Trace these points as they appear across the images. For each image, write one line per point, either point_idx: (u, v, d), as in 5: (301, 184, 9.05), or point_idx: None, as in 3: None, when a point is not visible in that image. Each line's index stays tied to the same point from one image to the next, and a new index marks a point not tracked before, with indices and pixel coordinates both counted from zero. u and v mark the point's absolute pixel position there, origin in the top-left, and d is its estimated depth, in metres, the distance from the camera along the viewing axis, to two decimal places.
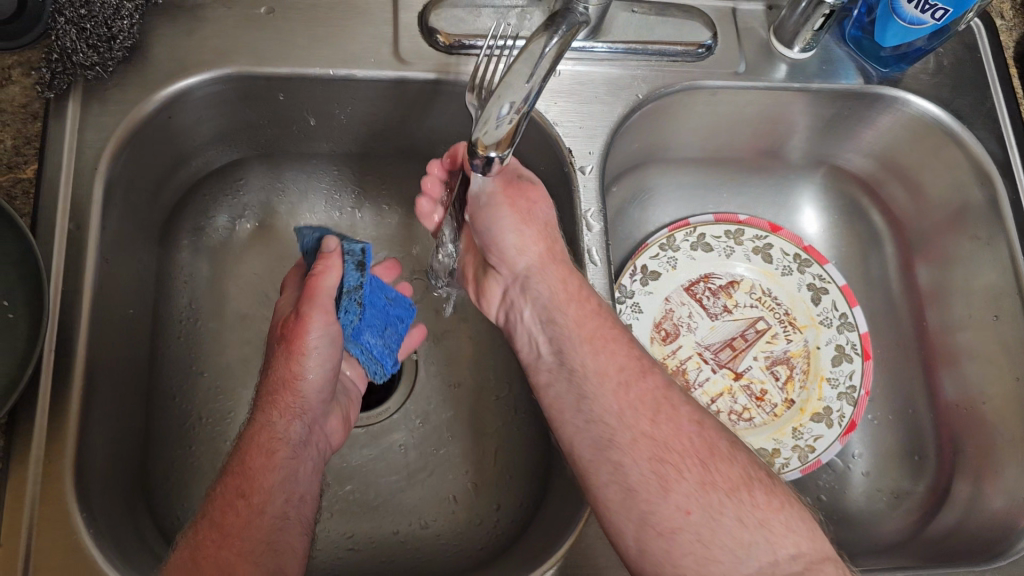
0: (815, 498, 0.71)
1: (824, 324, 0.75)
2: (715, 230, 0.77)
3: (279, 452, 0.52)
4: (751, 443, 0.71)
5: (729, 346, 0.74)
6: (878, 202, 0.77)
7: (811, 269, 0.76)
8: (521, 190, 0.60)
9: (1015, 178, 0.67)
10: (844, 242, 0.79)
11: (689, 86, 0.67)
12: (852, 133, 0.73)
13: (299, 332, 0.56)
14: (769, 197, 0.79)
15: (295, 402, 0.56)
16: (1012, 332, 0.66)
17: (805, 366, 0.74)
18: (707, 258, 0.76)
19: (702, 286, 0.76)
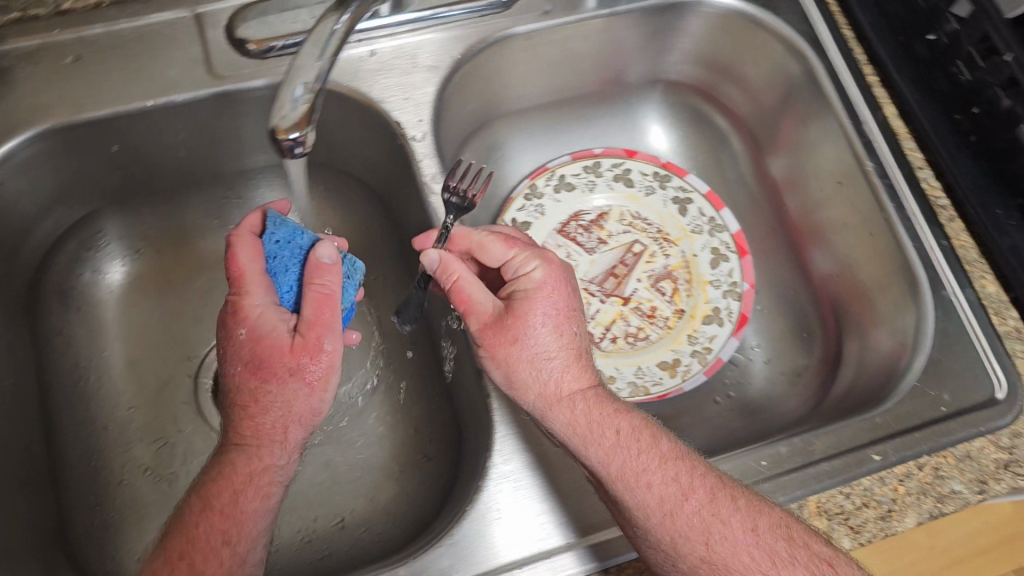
0: (724, 396, 0.73)
1: (696, 232, 0.78)
2: (573, 170, 0.79)
3: (273, 494, 0.51)
4: (651, 360, 0.73)
5: (612, 275, 0.77)
6: (716, 104, 0.79)
7: (672, 183, 0.79)
8: (506, 331, 0.55)
9: (826, 50, 0.70)
10: (696, 151, 0.82)
11: (502, 37, 0.68)
12: (673, 45, 0.75)
13: (316, 351, 0.52)
14: (617, 126, 0.82)
15: (300, 433, 0.54)
16: (856, 192, 0.68)
17: (687, 276, 0.77)
18: (571, 198, 0.79)
19: (574, 225, 0.78)
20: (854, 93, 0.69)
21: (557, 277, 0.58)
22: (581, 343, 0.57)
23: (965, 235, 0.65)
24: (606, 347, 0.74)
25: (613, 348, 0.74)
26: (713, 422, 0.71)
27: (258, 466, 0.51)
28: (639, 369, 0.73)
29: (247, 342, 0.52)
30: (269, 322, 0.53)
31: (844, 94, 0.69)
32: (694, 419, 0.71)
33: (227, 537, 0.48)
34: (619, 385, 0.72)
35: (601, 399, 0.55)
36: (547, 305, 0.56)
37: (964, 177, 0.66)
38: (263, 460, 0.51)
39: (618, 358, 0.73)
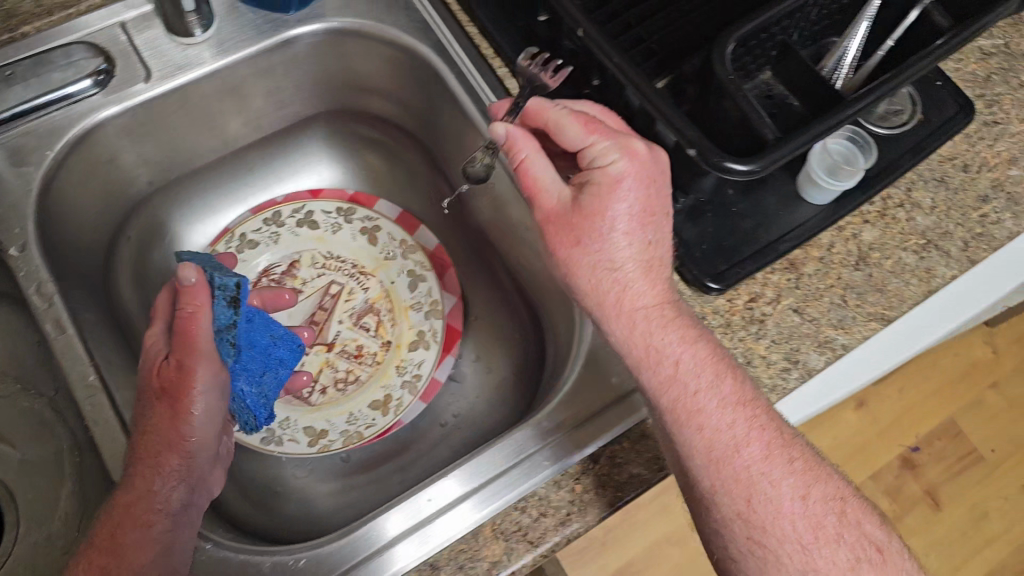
0: (450, 418, 0.72)
1: (390, 259, 0.76)
2: (252, 225, 0.75)
3: (155, 525, 0.51)
4: (363, 403, 0.71)
5: (313, 323, 0.74)
6: (372, 120, 0.77)
7: (357, 214, 0.77)
8: (572, 229, 0.54)
9: (446, 50, 0.68)
10: (370, 173, 0.79)
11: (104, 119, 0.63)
12: (310, 77, 0.72)
13: (188, 389, 0.54)
14: (285, 169, 0.78)
15: (179, 463, 0.54)
16: (510, 186, 0.68)
17: (388, 305, 0.74)
18: (256, 254, 0.75)
19: (265, 280, 0.74)
20: (481, 89, 0.67)
21: (637, 168, 0.52)
22: (666, 246, 0.55)
23: None
24: (316, 401, 0.71)
25: (324, 400, 0.71)
26: (439, 448, 0.71)
27: (161, 501, 0.52)
28: (351, 415, 0.71)
29: (138, 390, 0.56)
30: (203, 337, 0.56)
31: (472, 91, 0.67)
32: (421, 450, 0.71)
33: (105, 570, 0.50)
34: (332, 437, 0.69)
35: (650, 313, 0.53)
36: (630, 200, 0.53)
37: None
38: (167, 496, 0.52)
39: (331, 409, 0.71)
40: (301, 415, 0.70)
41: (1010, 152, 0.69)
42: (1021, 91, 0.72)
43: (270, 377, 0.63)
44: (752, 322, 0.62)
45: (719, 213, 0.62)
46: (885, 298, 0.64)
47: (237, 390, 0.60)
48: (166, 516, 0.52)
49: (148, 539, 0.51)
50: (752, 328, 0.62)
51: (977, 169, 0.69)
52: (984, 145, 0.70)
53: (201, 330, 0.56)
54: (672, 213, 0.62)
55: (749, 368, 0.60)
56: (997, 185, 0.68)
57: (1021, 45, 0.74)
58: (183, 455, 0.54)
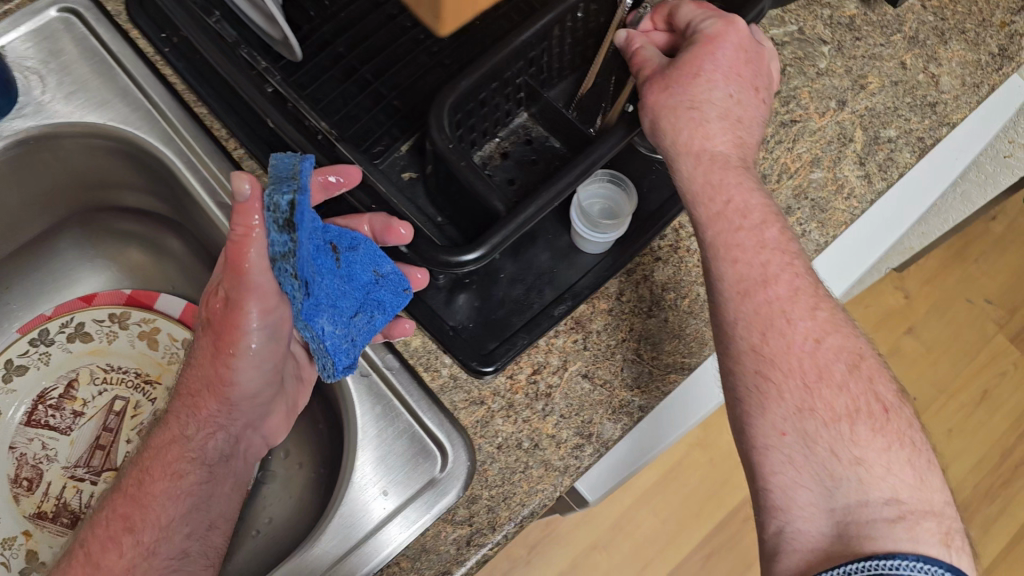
0: (260, 526, 0.66)
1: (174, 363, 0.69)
2: (18, 347, 0.68)
3: (188, 475, 0.54)
4: None
5: (98, 448, 0.67)
6: (133, 215, 0.71)
7: (132, 317, 0.70)
8: (673, 75, 0.54)
9: (175, 139, 0.62)
10: (141, 268, 0.72)
11: None
12: (53, 180, 0.66)
13: (236, 335, 0.51)
14: (55, 276, 0.71)
15: (219, 411, 0.55)
16: None
17: None
18: (27, 381, 0.68)
19: (40, 409, 0.67)
20: (213, 180, 0.61)
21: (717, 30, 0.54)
22: (748, 110, 0.56)
23: None
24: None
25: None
26: (246, 564, 0.65)
27: (198, 449, 0.55)
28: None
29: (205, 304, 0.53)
30: (252, 262, 0.48)
31: (206, 184, 0.62)
32: (228, 569, 0.65)
33: (128, 526, 0.53)
34: None
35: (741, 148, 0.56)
36: (721, 59, 0.54)
37: None
38: (201, 445, 0.55)
39: None
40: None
41: (810, 154, 0.64)
42: (819, 81, 0.66)
43: (362, 320, 0.53)
44: (536, 398, 0.56)
45: (485, 283, 0.57)
46: (685, 344, 0.58)
47: (317, 328, 0.52)
48: (200, 467, 0.55)
49: (179, 492, 0.54)
50: (538, 405, 0.56)
51: (778, 177, 0.63)
52: (784, 149, 0.64)
53: (249, 256, 0.48)
54: (432, 290, 0.57)
55: (537, 451, 0.55)
56: (800, 193, 0.62)
57: (816, 29, 0.68)
58: (222, 402, 0.55)
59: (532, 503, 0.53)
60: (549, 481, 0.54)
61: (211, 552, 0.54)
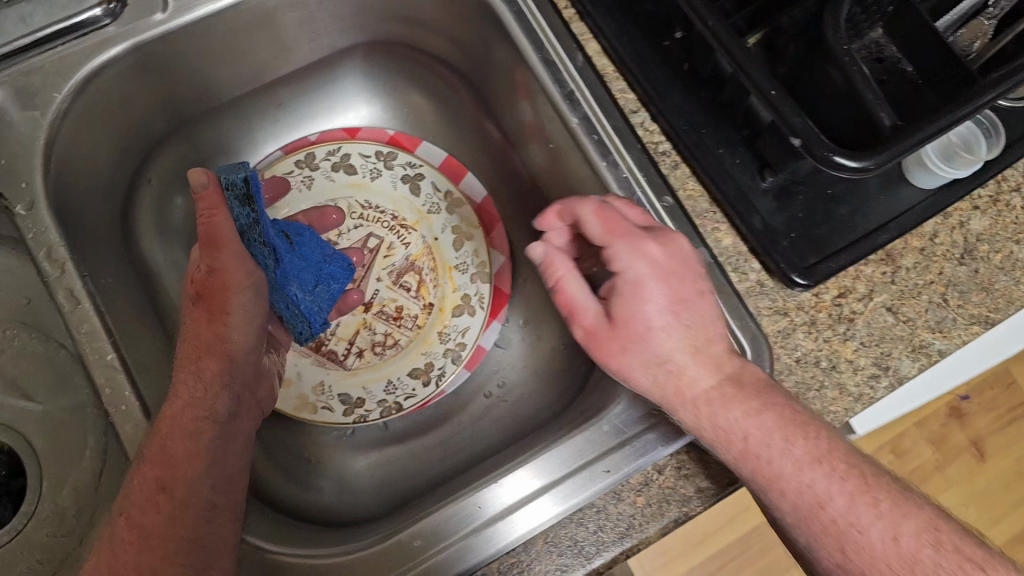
0: (495, 388, 0.67)
1: (432, 213, 0.70)
2: (284, 167, 0.69)
3: (205, 432, 0.49)
4: (400, 369, 0.66)
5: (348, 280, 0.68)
6: (422, 56, 0.69)
7: (397, 160, 0.70)
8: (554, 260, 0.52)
9: None
10: (416, 110, 0.72)
11: (95, 69, 0.56)
12: (356, 8, 0.64)
13: (220, 294, 0.53)
14: (327, 105, 0.71)
15: (223, 366, 0.53)
16: (569, 146, 0.59)
17: (431, 264, 0.69)
18: (288, 201, 0.69)
19: None
20: (544, 30, 0.58)
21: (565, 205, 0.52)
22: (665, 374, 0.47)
23: (692, 182, 0.56)
24: (352, 365, 0.66)
25: (360, 364, 0.66)
26: (479, 421, 0.66)
27: (206, 406, 0.50)
28: (389, 383, 0.65)
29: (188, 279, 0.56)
30: (227, 235, 0.54)
31: (536, 36, 0.58)
32: (460, 422, 0.66)
33: (162, 484, 0.46)
34: (369, 407, 0.64)
35: (668, 353, 0.47)
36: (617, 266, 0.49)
37: (682, 119, 0.56)
38: (210, 404, 0.50)
39: (366, 374, 0.66)
40: (336, 381, 0.65)
41: None
42: None
43: (323, 290, 0.62)
44: (840, 321, 0.55)
45: (811, 194, 0.55)
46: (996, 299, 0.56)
47: (289, 295, 0.60)
48: (214, 424, 0.50)
49: (196, 451, 0.48)
50: (840, 328, 0.55)
51: None
52: None
53: (224, 231, 0.54)
54: (756, 192, 0.55)
55: (834, 373, 0.54)
56: None
57: None
58: (223, 360, 0.53)
59: None
60: (841, 404, 0.54)
61: (237, 507, 0.49)
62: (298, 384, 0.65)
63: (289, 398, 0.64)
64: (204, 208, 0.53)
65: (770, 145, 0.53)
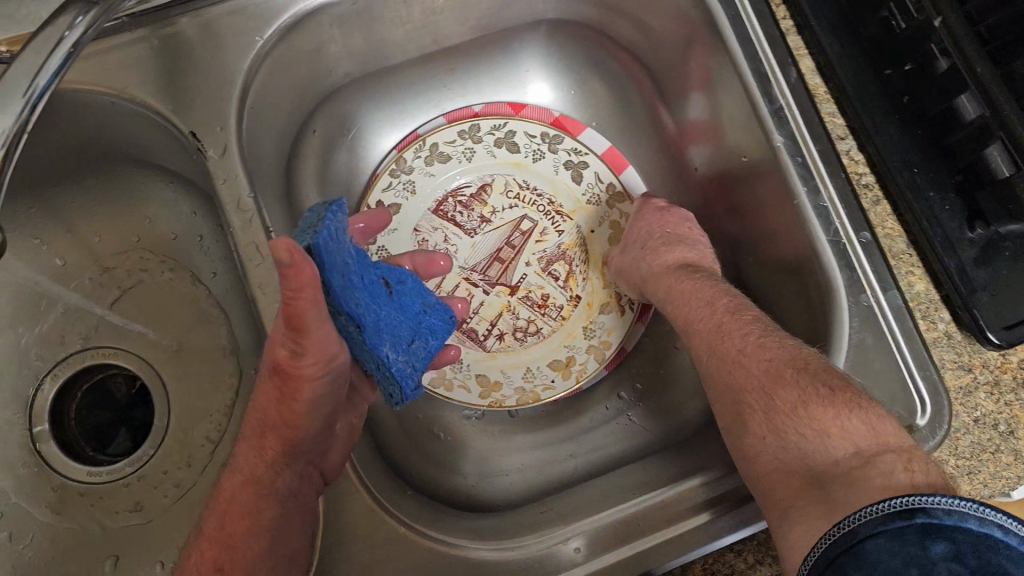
0: (629, 391, 0.66)
1: (592, 204, 0.68)
2: (446, 136, 0.67)
3: (265, 510, 0.47)
4: (540, 359, 0.65)
5: (497, 260, 0.67)
6: (606, 41, 0.67)
7: (563, 144, 0.67)
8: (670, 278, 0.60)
9: None
10: (586, 94, 0.70)
11: (301, 14, 0.54)
12: None
13: (300, 379, 0.46)
14: (497, 76, 0.69)
15: (292, 442, 0.48)
16: (764, 164, 0.56)
17: (582, 255, 0.68)
18: (446, 170, 0.67)
19: (452, 202, 0.67)
20: (760, 41, 0.56)
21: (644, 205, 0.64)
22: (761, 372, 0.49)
23: (892, 220, 0.55)
24: (491, 347, 0.65)
25: (500, 347, 0.65)
26: (609, 423, 0.64)
27: (268, 484, 0.48)
28: (528, 371, 0.65)
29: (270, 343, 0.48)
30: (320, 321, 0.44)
31: (751, 45, 0.56)
32: (590, 422, 0.64)
33: (219, 566, 0.45)
34: (505, 392, 0.64)
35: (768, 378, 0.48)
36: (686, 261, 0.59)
37: (896, 154, 0.54)
38: (273, 481, 0.48)
39: (505, 359, 0.65)
40: (475, 361, 0.65)
41: None
42: None
43: (419, 346, 0.55)
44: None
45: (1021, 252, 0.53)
46: None
47: (381, 356, 0.51)
48: (277, 503, 0.48)
49: (258, 530, 0.47)
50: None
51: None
52: None
53: (315, 317, 0.43)
54: (963, 242, 0.53)
55: (1012, 438, 0.53)
56: None
57: None
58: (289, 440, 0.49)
59: (994, 486, 0.52)
60: (1016, 470, 0.52)
61: None
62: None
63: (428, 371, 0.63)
64: (296, 293, 0.41)
65: (990, 195, 0.51)
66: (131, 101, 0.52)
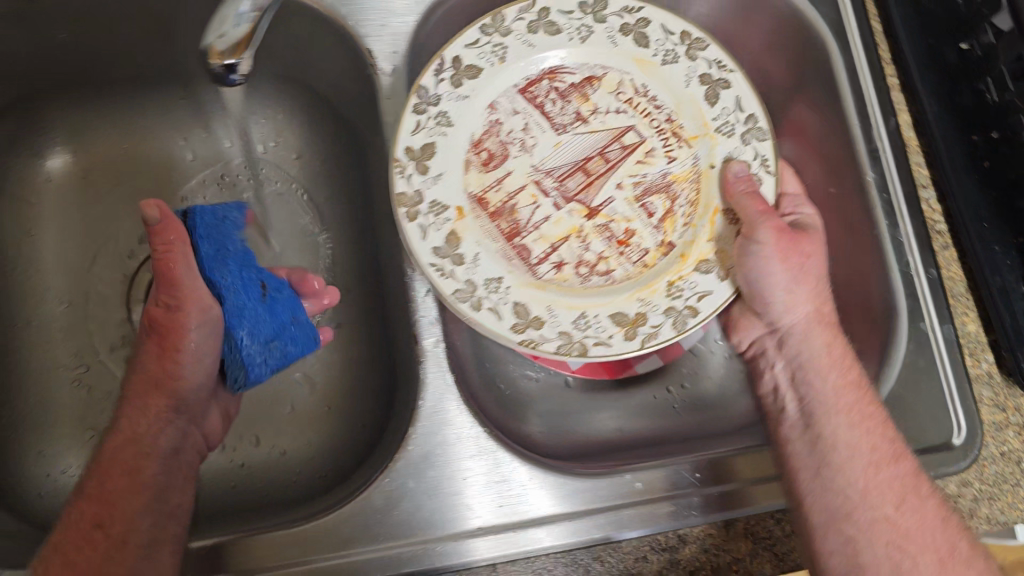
0: (678, 387, 0.70)
1: (721, 132, 0.60)
2: (565, 6, 0.60)
3: (145, 469, 0.49)
4: (603, 308, 0.56)
5: (581, 170, 0.60)
6: None
7: (705, 51, 0.60)
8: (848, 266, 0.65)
9: (849, 41, 0.64)
10: None
11: None
12: (688, 8, 0.69)
13: (178, 330, 0.52)
14: None
15: (173, 404, 0.52)
16: (851, 196, 0.63)
17: (691, 193, 0.60)
18: (552, 45, 0.60)
19: (546, 86, 0.61)
20: (869, 91, 0.63)
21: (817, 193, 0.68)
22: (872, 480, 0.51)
23: (955, 267, 0.62)
24: (544, 275, 0.57)
25: (553, 278, 0.57)
26: (657, 409, 0.68)
27: (149, 441, 0.51)
28: (582, 317, 0.55)
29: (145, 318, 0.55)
30: (187, 276, 0.52)
31: (860, 91, 0.63)
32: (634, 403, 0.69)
33: (98, 521, 0.46)
34: (546, 330, 0.54)
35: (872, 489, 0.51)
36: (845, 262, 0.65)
37: (970, 209, 0.61)
38: (154, 435, 0.51)
39: (555, 294, 0.56)
40: (519, 287, 0.56)
41: None
42: None
43: (276, 348, 0.57)
44: None
45: None
46: None
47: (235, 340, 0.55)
48: (156, 462, 0.50)
49: (134, 484, 0.48)
50: None
51: None
52: None
53: (179, 270, 0.52)
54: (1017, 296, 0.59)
55: None
56: None
57: None
58: (171, 399, 0.52)
59: (1012, 516, 0.57)
60: None
61: (173, 543, 0.49)
62: (473, 270, 0.56)
63: (456, 282, 0.55)
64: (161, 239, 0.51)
65: None
66: (319, 11, 0.59)
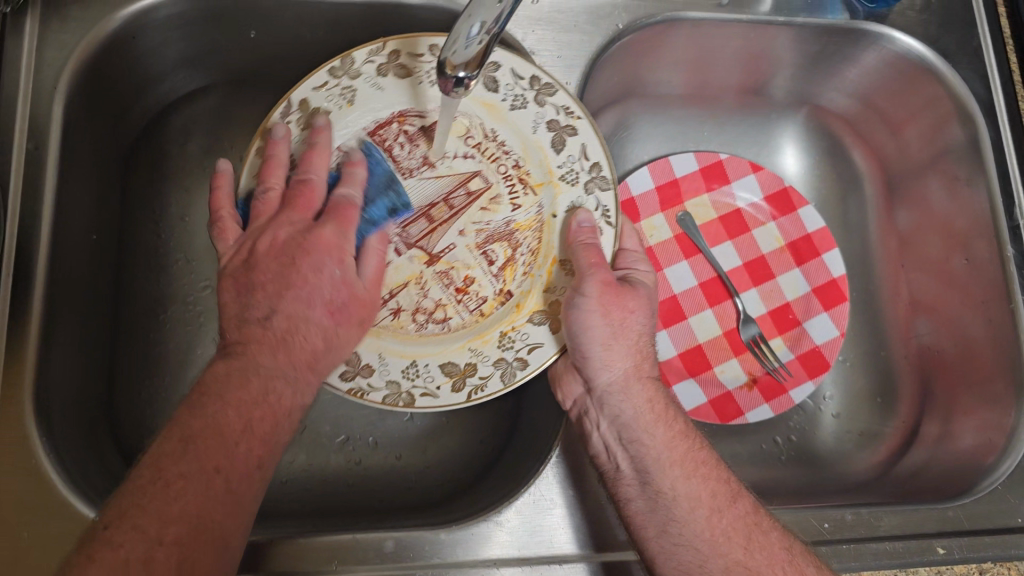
0: (786, 438, 0.71)
1: (563, 180, 0.57)
2: (417, 45, 0.57)
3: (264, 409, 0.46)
4: (433, 357, 0.54)
5: (425, 216, 0.57)
6: (861, 143, 0.77)
7: (553, 96, 0.57)
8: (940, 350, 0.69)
9: (998, 119, 0.66)
10: (822, 184, 0.79)
11: (670, 18, 0.65)
12: (838, 73, 0.72)
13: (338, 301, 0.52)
14: (751, 137, 0.79)
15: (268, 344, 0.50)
16: (987, 269, 0.65)
17: (533, 242, 0.57)
18: (396, 87, 0.57)
19: (393, 128, 0.57)
20: (1013, 168, 0.65)
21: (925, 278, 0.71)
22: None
23: None
24: (380, 322, 0.55)
25: (389, 324, 0.55)
26: (766, 457, 0.69)
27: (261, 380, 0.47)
28: (412, 366, 0.54)
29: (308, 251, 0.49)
30: None
31: (1004, 167, 0.65)
32: (743, 447, 0.69)
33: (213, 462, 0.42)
34: (373, 382, 0.53)
35: None
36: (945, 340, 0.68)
37: None
38: None
39: (388, 342, 0.54)
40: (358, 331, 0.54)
41: None
42: None
43: None
44: None
45: None
46: None
47: None
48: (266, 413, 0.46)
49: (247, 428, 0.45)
50: None
51: None
52: None
53: None
54: None
55: None
56: None
57: None
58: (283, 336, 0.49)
59: None
60: None
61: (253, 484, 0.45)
62: None
63: None
64: None
65: None
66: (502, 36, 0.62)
